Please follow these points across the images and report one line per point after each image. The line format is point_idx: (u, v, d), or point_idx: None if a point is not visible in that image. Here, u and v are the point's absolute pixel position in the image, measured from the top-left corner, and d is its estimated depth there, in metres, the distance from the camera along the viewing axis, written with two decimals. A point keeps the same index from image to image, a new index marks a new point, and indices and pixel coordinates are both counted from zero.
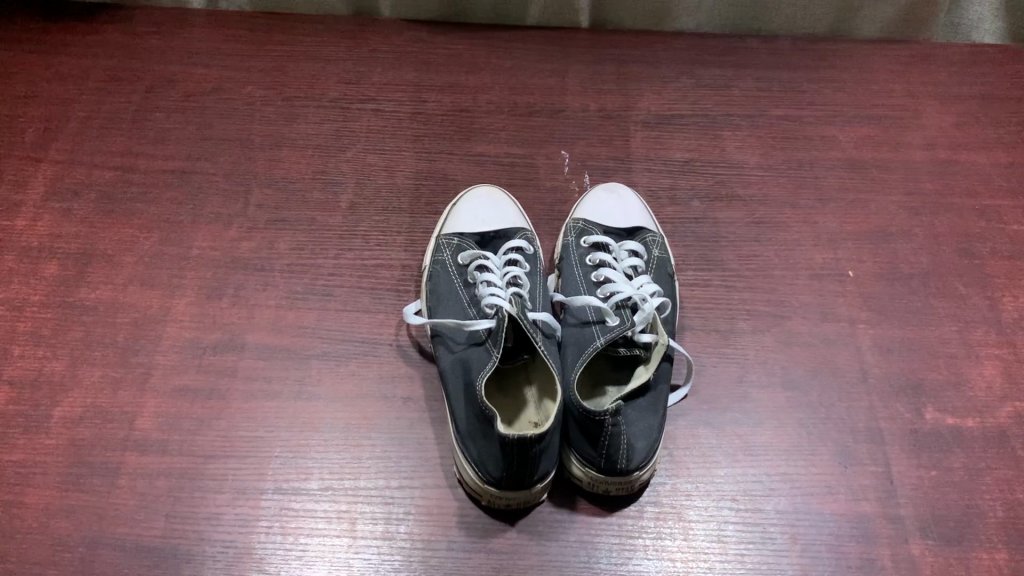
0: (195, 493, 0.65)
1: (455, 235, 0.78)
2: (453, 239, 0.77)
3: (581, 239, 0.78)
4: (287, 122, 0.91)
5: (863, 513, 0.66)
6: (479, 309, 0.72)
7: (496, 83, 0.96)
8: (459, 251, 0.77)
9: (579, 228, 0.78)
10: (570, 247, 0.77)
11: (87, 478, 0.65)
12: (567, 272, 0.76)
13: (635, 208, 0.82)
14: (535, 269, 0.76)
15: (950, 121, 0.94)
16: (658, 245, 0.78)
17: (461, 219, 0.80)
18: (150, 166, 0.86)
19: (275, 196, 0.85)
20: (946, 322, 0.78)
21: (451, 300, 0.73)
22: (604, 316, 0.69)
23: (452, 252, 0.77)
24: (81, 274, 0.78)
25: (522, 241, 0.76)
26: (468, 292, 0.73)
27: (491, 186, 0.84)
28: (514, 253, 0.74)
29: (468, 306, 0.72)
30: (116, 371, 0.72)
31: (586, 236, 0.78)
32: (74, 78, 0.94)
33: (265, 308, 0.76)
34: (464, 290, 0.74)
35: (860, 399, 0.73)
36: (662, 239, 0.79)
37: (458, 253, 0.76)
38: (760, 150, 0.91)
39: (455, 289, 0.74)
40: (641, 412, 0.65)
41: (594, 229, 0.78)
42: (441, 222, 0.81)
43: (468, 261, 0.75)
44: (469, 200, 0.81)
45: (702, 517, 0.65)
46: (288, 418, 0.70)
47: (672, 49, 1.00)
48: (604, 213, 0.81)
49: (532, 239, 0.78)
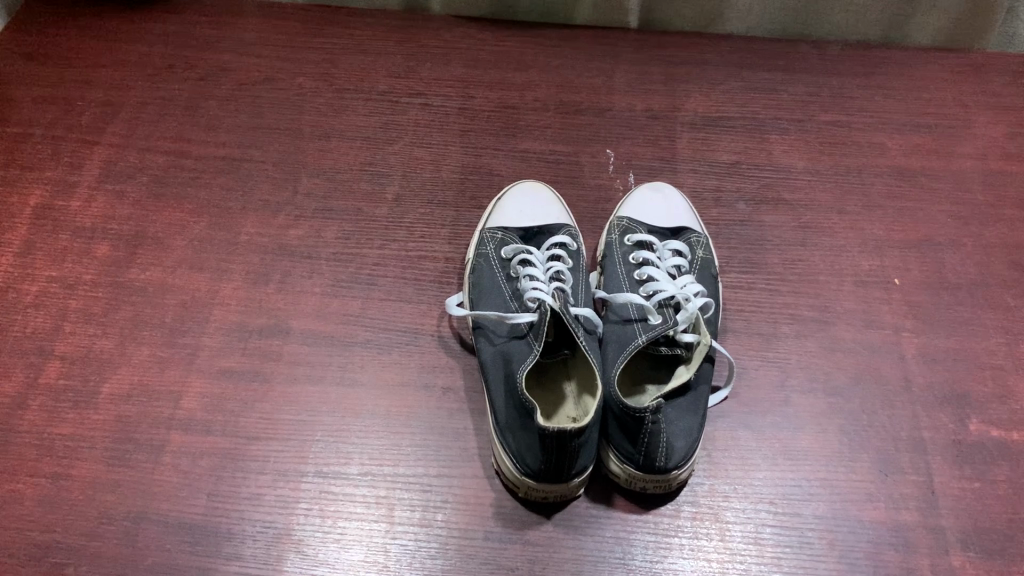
0: (236, 473, 0.66)
1: (499, 228, 0.78)
2: (497, 232, 0.78)
3: (624, 237, 0.78)
4: (337, 113, 0.92)
5: (903, 522, 0.65)
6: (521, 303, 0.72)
7: (543, 80, 0.97)
8: (502, 245, 0.77)
9: (623, 226, 0.78)
10: (613, 244, 0.77)
11: (133, 454, 0.67)
12: (610, 269, 0.76)
13: (681, 208, 0.82)
14: (578, 266, 0.76)
15: (1002, 132, 0.93)
16: (703, 246, 0.78)
17: (505, 213, 0.80)
18: (202, 152, 0.88)
19: (324, 185, 0.86)
20: (993, 333, 0.77)
21: (494, 293, 0.73)
22: (646, 314, 0.69)
23: (495, 246, 0.77)
24: (132, 256, 0.79)
25: (565, 236, 0.76)
26: (511, 286, 0.73)
27: (536, 182, 0.85)
28: (558, 250, 0.75)
29: (510, 300, 0.72)
30: (163, 351, 0.73)
31: (630, 234, 0.78)
32: (131, 64, 0.96)
33: (311, 295, 0.77)
34: (507, 284, 0.74)
35: (902, 408, 0.72)
36: (707, 240, 0.79)
37: (502, 247, 0.77)
38: (807, 155, 0.90)
39: (498, 283, 0.74)
40: (682, 412, 0.65)
41: (638, 228, 0.78)
42: (484, 216, 0.81)
43: (511, 255, 0.75)
44: (513, 195, 0.82)
45: (739, 519, 0.65)
46: (330, 403, 0.70)
47: (721, 52, 1.00)
48: (648, 212, 0.81)
49: (575, 235, 0.78)
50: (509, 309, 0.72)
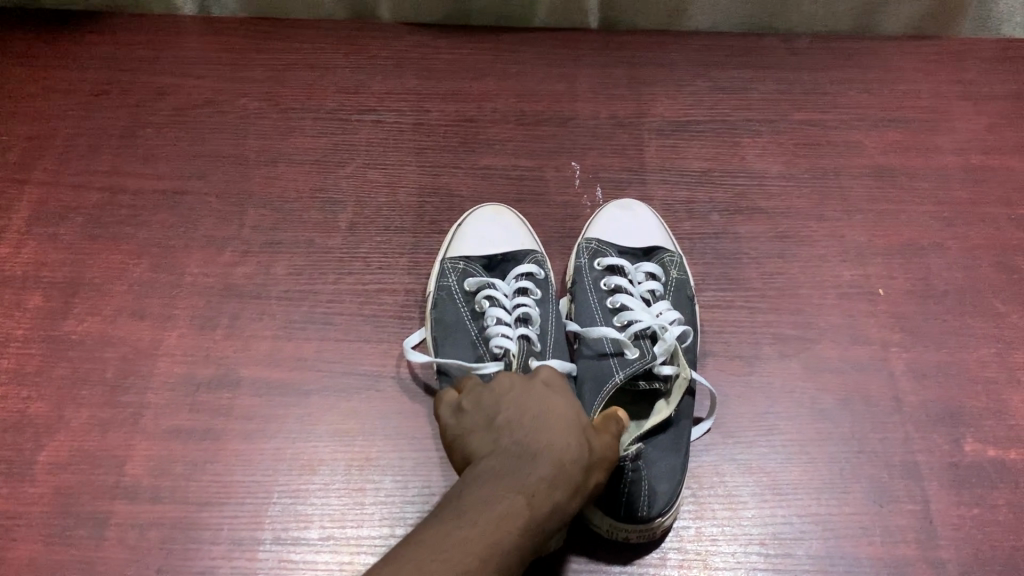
0: (188, 545, 0.62)
1: (461, 257, 0.74)
2: (459, 262, 0.74)
3: (594, 261, 0.73)
4: (283, 135, 0.86)
5: (901, 556, 0.62)
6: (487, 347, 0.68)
7: (502, 89, 0.90)
8: (465, 276, 0.73)
9: (592, 248, 0.74)
10: (582, 269, 0.73)
11: (75, 530, 0.62)
12: (580, 296, 0.71)
13: (651, 225, 0.77)
14: (548, 297, 0.72)
15: (983, 124, 0.88)
16: (677, 266, 0.74)
17: (466, 240, 0.76)
18: (140, 186, 0.82)
19: (272, 216, 0.80)
20: (983, 343, 0.73)
21: (459, 333, 0.70)
22: (622, 347, 0.65)
23: (458, 277, 0.73)
24: (67, 305, 0.74)
25: (531, 265, 0.72)
26: (477, 324, 0.70)
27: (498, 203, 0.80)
28: (525, 284, 0.70)
29: (477, 342, 0.69)
30: (104, 411, 0.68)
31: (599, 259, 0.73)
32: (60, 91, 0.89)
33: (261, 339, 0.72)
34: (472, 325, 0.70)
35: (894, 431, 0.68)
36: (680, 259, 0.75)
37: (466, 280, 0.72)
38: (782, 158, 0.86)
39: (462, 323, 0.70)
40: (665, 451, 0.61)
41: (609, 250, 0.74)
42: (443, 244, 0.77)
43: (475, 288, 0.72)
44: (473, 219, 0.77)
45: (729, 565, 0.62)
46: (286, 461, 0.66)
47: (687, 50, 0.94)
48: (616, 231, 0.77)
49: (542, 262, 0.74)
50: (477, 353, 0.68)
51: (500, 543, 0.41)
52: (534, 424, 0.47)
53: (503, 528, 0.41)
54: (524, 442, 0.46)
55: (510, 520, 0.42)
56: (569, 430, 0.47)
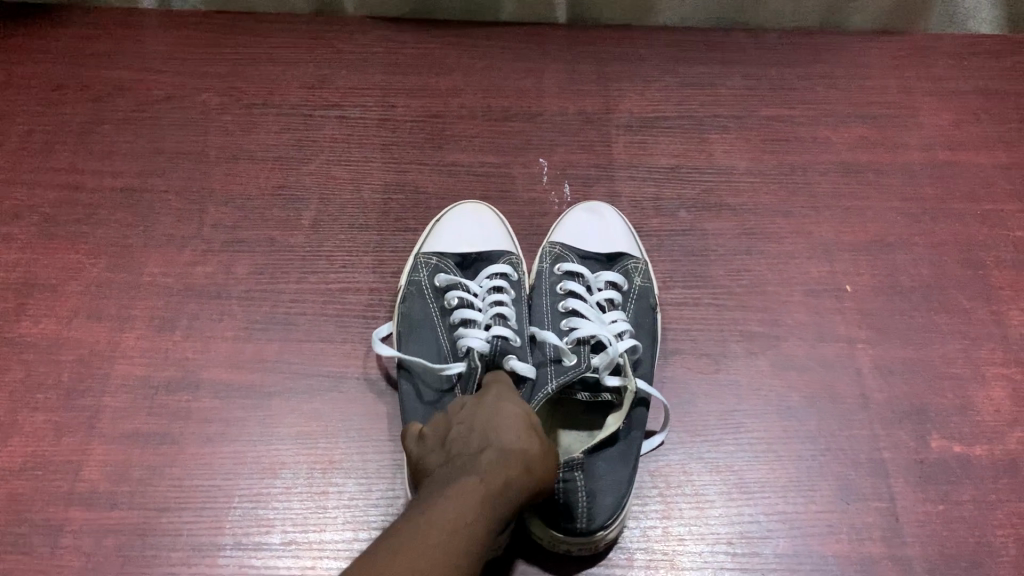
0: (145, 551, 0.61)
1: (434, 253, 0.74)
2: (432, 258, 0.73)
3: (555, 265, 0.73)
4: (245, 132, 0.85)
5: (868, 555, 0.62)
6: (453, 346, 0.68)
7: (469, 84, 0.89)
8: (437, 272, 0.72)
9: (554, 254, 0.73)
10: (542, 274, 0.72)
11: (28, 538, 0.61)
12: (536, 302, 0.71)
13: (621, 231, 0.77)
14: (517, 298, 0.71)
15: (950, 120, 0.88)
16: (641, 273, 0.74)
17: (441, 236, 0.75)
18: (98, 184, 0.80)
19: (234, 214, 0.79)
20: (950, 339, 0.73)
21: (426, 329, 0.69)
22: (561, 354, 0.64)
23: (429, 273, 0.72)
24: (21, 306, 0.72)
25: (506, 266, 0.72)
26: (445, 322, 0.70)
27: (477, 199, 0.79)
28: (500, 283, 0.69)
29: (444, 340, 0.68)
30: (59, 415, 0.66)
31: (559, 263, 0.73)
32: (15, 86, 0.87)
33: (222, 340, 0.71)
34: (441, 322, 0.69)
35: (861, 428, 0.68)
36: (645, 266, 0.75)
37: (438, 274, 0.72)
38: (749, 154, 0.85)
39: (431, 318, 0.69)
40: (611, 464, 0.60)
41: (570, 256, 0.74)
42: (420, 240, 0.76)
43: (447, 285, 0.71)
44: (451, 216, 0.76)
45: (696, 565, 0.62)
46: (247, 465, 0.65)
47: (655, 45, 0.93)
48: (583, 237, 0.76)
49: (517, 263, 0.73)
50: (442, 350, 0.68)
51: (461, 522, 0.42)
52: (484, 424, 0.49)
53: (462, 507, 0.43)
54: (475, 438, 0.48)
55: (469, 499, 0.44)
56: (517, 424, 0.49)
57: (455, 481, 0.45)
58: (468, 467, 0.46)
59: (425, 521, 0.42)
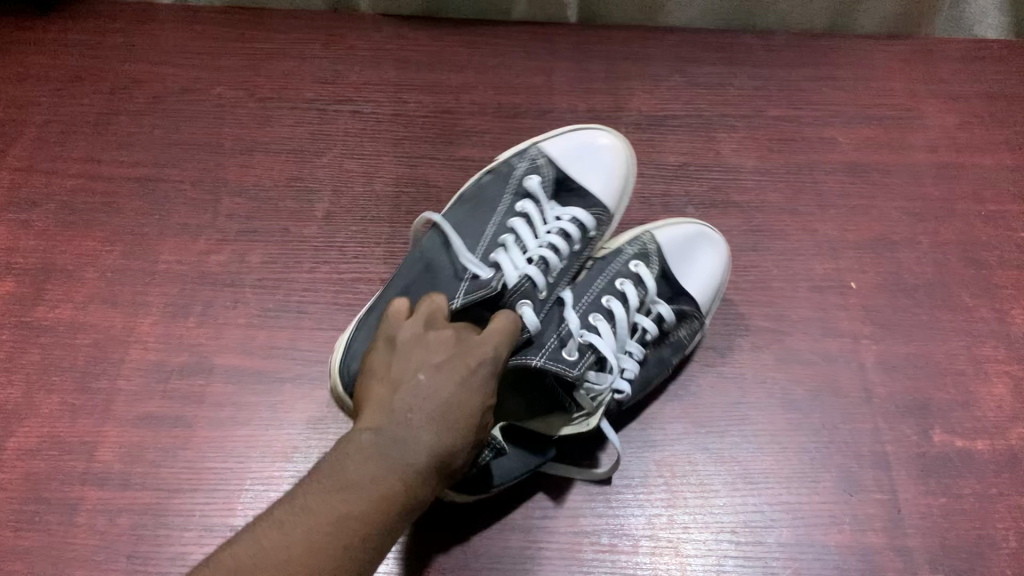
0: (159, 531, 0.62)
1: (545, 156, 0.74)
2: (539, 159, 0.74)
3: (635, 261, 0.71)
4: (259, 124, 0.86)
5: (869, 545, 0.64)
6: (491, 242, 0.69)
7: (480, 81, 0.90)
8: (534, 172, 0.73)
9: (644, 250, 0.72)
10: (619, 253, 0.72)
11: (44, 516, 0.62)
12: (593, 272, 0.71)
13: (712, 279, 0.73)
14: (578, 252, 0.71)
15: (955, 122, 0.89)
16: (689, 330, 0.71)
17: (564, 141, 0.75)
18: (114, 173, 0.82)
19: (248, 205, 0.80)
20: (953, 336, 0.74)
21: (481, 212, 0.70)
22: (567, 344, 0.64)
23: (525, 168, 0.73)
24: (38, 291, 0.73)
25: (586, 217, 0.72)
26: (498, 216, 0.71)
27: (620, 137, 0.77)
28: (569, 226, 0.70)
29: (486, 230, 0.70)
30: (75, 398, 0.68)
31: (639, 261, 0.71)
32: (33, 77, 0.88)
33: (235, 327, 0.72)
34: (500, 216, 0.71)
35: (864, 421, 0.69)
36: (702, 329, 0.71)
37: (531, 175, 0.73)
38: (756, 153, 0.86)
39: (498, 202, 0.71)
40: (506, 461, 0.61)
41: (653, 263, 0.72)
42: (546, 133, 0.77)
43: (530, 189, 0.72)
44: (585, 135, 0.76)
45: (700, 552, 0.63)
46: (259, 449, 0.66)
47: (664, 44, 0.93)
48: (675, 256, 0.74)
49: (597, 220, 0.73)
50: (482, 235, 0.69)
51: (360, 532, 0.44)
52: (437, 405, 0.49)
53: (372, 510, 0.45)
54: (421, 418, 0.48)
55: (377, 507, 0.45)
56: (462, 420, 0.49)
57: (384, 471, 0.46)
58: (402, 447, 0.47)
59: (321, 508, 0.44)
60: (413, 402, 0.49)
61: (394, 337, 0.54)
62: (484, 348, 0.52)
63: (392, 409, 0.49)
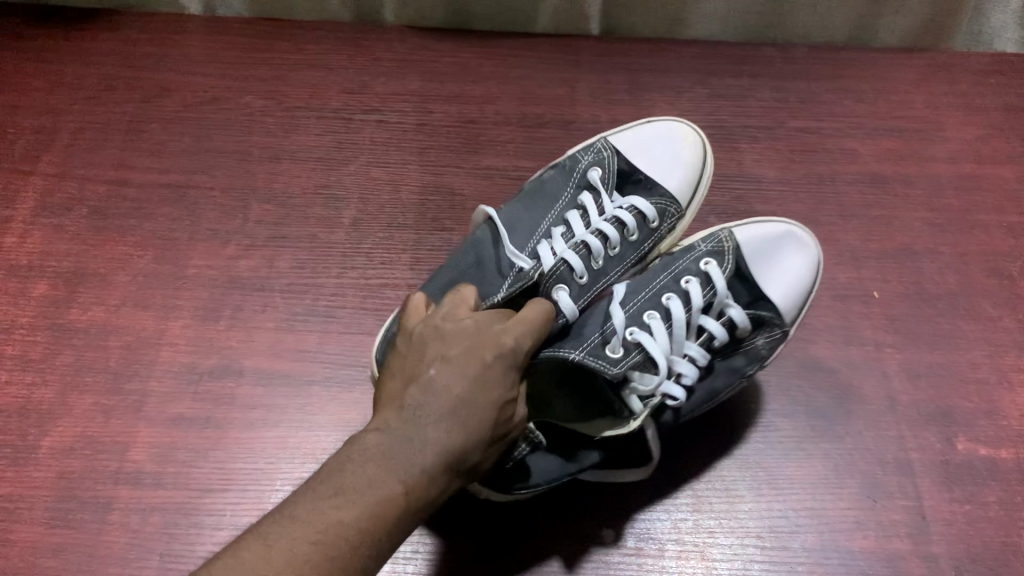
0: (190, 530, 0.63)
1: (612, 149, 0.75)
2: (604, 151, 0.75)
3: (707, 258, 0.68)
4: (287, 133, 0.87)
5: (894, 551, 0.64)
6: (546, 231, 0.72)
7: (504, 92, 0.91)
8: (598, 164, 0.75)
9: (719, 247, 0.68)
10: (691, 249, 0.68)
11: (77, 514, 0.63)
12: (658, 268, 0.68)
13: (798, 283, 0.68)
14: (634, 242, 0.71)
15: (976, 133, 0.89)
16: (768, 338, 0.67)
17: (632, 139, 0.77)
18: (145, 180, 0.83)
19: (276, 211, 0.81)
20: (975, 345, 0.74)
21: (539, 206, 0.73)
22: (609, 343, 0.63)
23: (590, 161, 0.75)
24: (71, 294, 0.75)
25: (644, 207, 0.71)
26: (559, 207, 0.73)
27: (695, 130, 0.77)
28: (625, 216, 0.70)
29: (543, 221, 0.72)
30: (107, 399, 0.69)
31: (710, 259, 0.67)
32: (66, 85, 0.90)
33: (265, 331, 0.73)
34: (560, 206, 0.73)
35: (887, 429, 0.69)
36: (782, 337, 0.67)
37: (596, 167, 0.74)
38: (778, 164, 0.87)
39: (558, 196, 0.73)
40: (541, 462, 0.61)
41: (729, 260, 0.68)
42: (625, 129, 0.78)
43: (594, 182, 0.74)
44: (655, 131, 0.77)
45: (726, 556, 0.64)
46: (289, 450, 0.67)
47: (686, 57, 0.94)
48: (761, 255, 0.69)
49: (663, 210, 0.72)
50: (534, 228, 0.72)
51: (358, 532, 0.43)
52: (446, 408, 0.49)
53: (373, 510, 0.44)
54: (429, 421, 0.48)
55: (378, 509, 0.44)
56: (472, 421, 0.49)
57: (387, 475, 0.46)
58: (408, 448, 0.47)
59: (316, 513, 0.43)
60: (426, 399, 0.49)
61: (413, 333, 0.55)
62: (503, 339, 0.53)
63: (404, 407, 0.49)
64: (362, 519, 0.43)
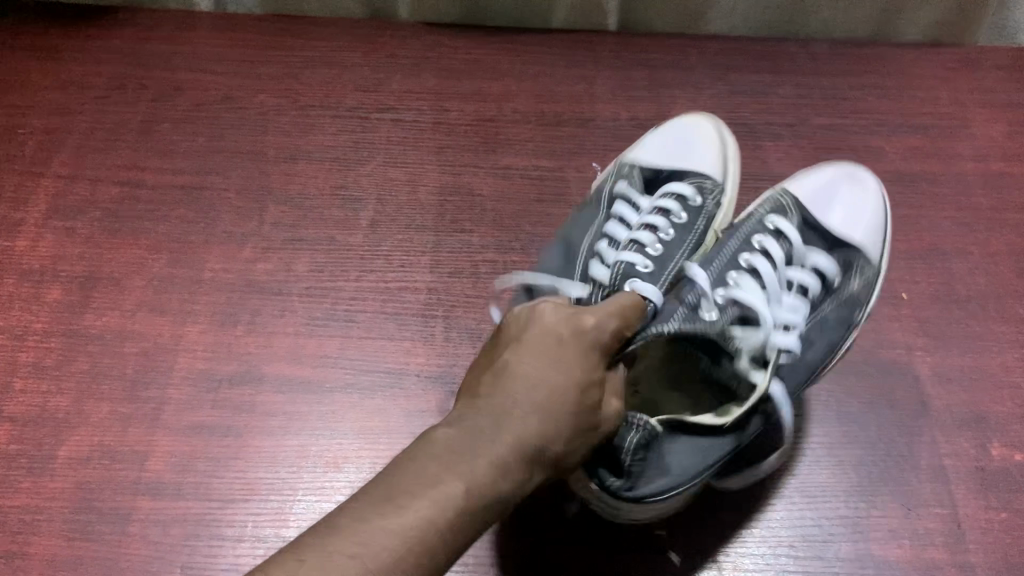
0: (211, 541, 0.62)
1: (630, 164, 0.76)
2: (625, 168, 0.75)
3: (768, 219, 0.68)
4: (302, 133, 0.85)
5: (932, 560, 0.63)
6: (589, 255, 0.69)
7: (522, 90, 0.89)
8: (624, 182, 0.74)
9: (779, 206, 0.69)
10: (751, 218, 0.69)
11: (96, 525, 0.62)
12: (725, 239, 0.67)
13: (871, 214, 0.70)
14: (689, 223, 0.69)
15: (1003, 130, 0.88)
16: (864, 273, 0.68)
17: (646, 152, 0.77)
18: (159, 181, 0.81)
19: (293, 213, 0.80)
20: (1008, 347, 0.73)
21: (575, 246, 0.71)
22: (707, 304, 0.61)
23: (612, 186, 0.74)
24: (85, 299, 0.73)
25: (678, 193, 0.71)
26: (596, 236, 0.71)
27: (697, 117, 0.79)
28: (664, 202, 0.69)
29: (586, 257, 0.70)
30: (125, 407, 0.68)
31: (775, 215, 0.69)
32: (77, 84, 0.88)
33: (284, 336, 0.72)
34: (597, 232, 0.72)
35: (921, 434, 0.68)
36: (873, 269, 0.68)
37: (619, 182, 0.74)
38: (802, 162, 0.85)
39: (594, 220, 0.73)
40: (674, 452, 0.57)
41: (791, 215, 0.69)
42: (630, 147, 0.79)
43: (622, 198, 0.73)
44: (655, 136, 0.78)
45: (759, 566, 0.62)
46: (311, 458, 0.66)
47: (706, 53, 0.93)
48: (816, 202, 0.71)
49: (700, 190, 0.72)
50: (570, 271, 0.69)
51: (417, 527, 0.40)
52: (524, 385, 0.48)
53: (429, 504, 0.41)
54: (500, 399, 0.47)
55: (437, 502, 0.41)
56: (553, 391, 0.47)
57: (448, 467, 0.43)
58: (477, 434, 0.45)
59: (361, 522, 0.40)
60: (529, 400, 0.47)
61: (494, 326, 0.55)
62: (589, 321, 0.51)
63: (502, 408, 0.47)
64: (422, 516, 0.41)
